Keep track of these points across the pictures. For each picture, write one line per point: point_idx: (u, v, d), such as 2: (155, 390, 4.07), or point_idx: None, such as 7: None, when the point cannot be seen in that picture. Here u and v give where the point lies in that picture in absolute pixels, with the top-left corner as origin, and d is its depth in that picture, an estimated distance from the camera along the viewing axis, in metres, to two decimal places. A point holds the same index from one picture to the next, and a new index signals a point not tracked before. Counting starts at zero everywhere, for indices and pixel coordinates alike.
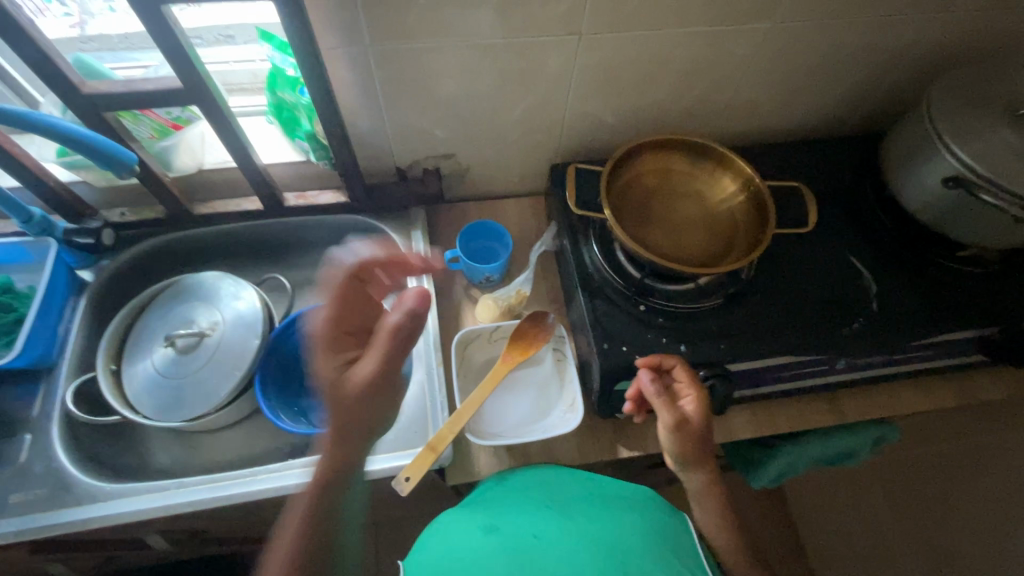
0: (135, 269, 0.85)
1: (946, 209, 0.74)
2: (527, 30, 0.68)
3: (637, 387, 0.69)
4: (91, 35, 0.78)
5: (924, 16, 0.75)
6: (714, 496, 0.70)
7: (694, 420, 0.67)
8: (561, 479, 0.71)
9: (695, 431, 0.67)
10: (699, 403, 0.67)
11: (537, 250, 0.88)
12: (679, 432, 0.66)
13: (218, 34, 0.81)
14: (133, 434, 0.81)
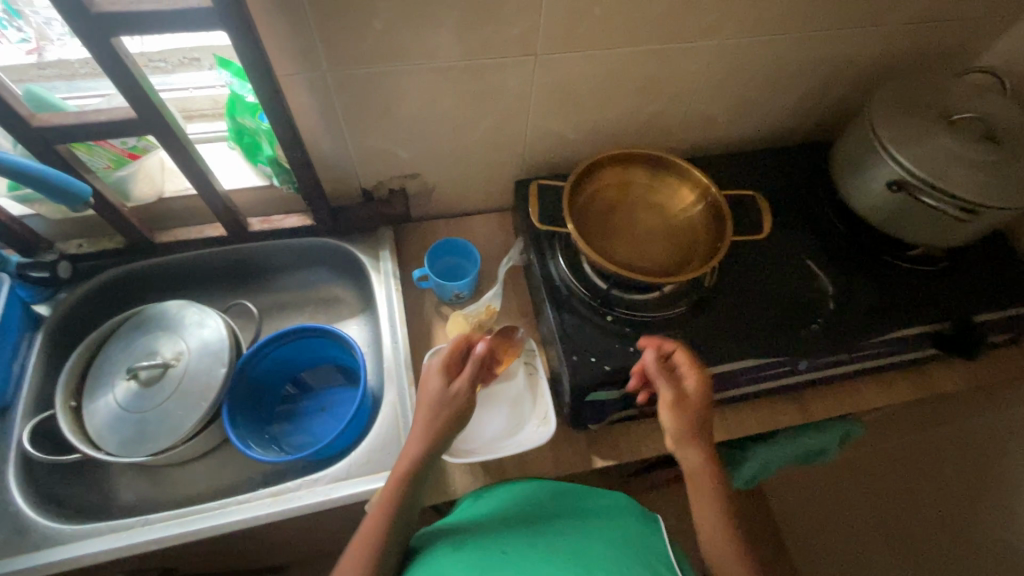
0: (94, 301, 0.83)
1: (891, 211, 0.78)
2: (485, 53, 0.70)
3: (640, 366, 0.70)
4: (48, 61, 0.76)
5: (861, 30, 0.80)
6: (711, 490, 0.64)
7: (693, 397, 0.66)
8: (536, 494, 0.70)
9: (694, 409, 0.65)
10: (700, 382, 0.66)
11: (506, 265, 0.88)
12: (678, 407, 0.66)
13: (183, 56, 0.81)
14: (96, 472, 0.79)
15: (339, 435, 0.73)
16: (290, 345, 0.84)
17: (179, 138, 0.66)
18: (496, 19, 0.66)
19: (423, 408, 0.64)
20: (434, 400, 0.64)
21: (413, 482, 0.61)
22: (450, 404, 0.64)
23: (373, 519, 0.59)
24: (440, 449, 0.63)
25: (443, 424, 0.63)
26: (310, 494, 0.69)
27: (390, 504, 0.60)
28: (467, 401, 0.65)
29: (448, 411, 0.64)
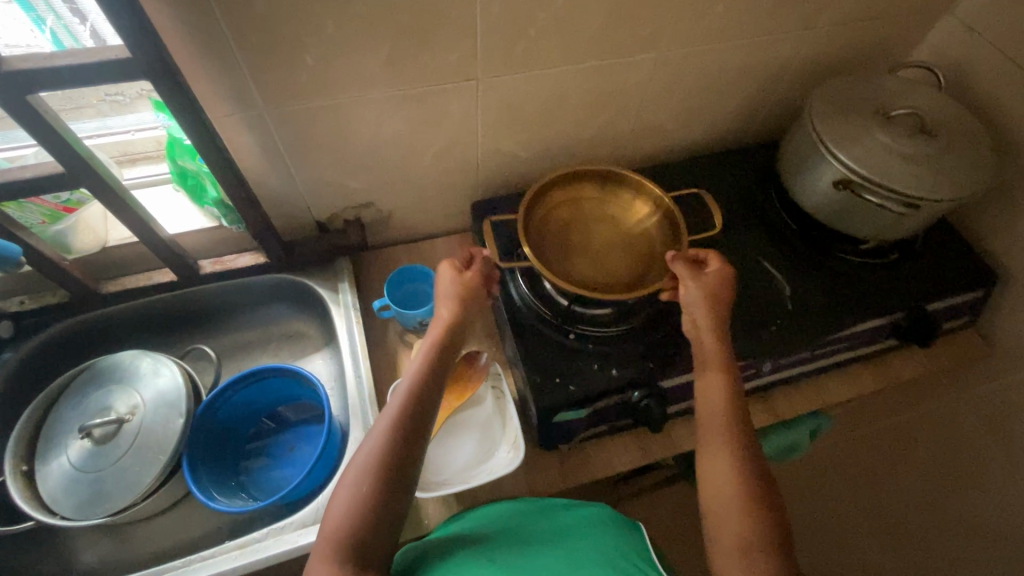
0: (42, 358, 0.80)
1: (838, 209, 0.79)
2: (424, 80, 0.70)
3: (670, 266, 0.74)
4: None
5: (795, 34, 0.82)
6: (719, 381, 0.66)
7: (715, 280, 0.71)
8: (515, 516, 0.68)
9: (718, 290, 0.70)
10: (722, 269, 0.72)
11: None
12: (703, 285, 0.70)
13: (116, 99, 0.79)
14: (55, 538, 0.75)
15: (304, 478, 0.71)
16: (251, 388, 0.81)
17: (113, 187, 0.64)
18: (431, 47, 0.66)
19: (440, 299, 0.71)
20: (450, 289, 0.71)
21: (441, 355, 0.67)
22: (462, 292, 0.71)
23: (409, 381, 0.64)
24: (460, 328, 0.69)
25: (459, 310, 0.70)
26: (277, 543, 0.67)
27: (422, 371, 0.65)
28: (478, 289, 0.72)
29: (461, 296, 0.70)
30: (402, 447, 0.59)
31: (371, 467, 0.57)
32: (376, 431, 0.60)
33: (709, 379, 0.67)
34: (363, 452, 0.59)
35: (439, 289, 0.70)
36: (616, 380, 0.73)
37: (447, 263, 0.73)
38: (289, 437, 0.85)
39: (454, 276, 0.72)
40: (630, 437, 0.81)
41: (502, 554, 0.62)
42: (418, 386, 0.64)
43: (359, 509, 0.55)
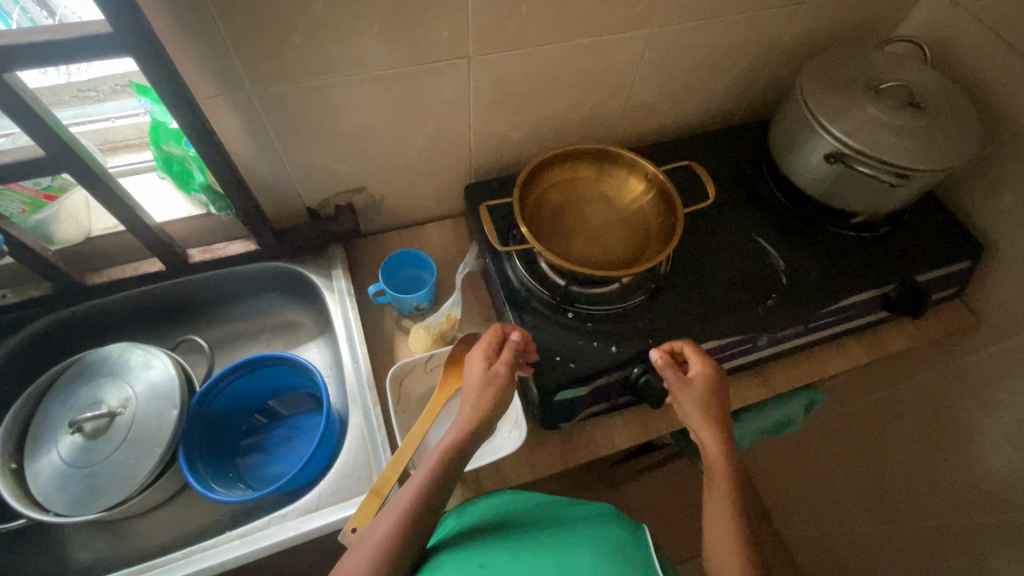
0: (28, 353, 0.78)
1: (830, 184, 0.80)
2: (414, 59, 0.68)
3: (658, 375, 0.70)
4: None
5: (785, 10, 0.82)
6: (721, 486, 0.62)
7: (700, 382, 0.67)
8: (518, 508, 0.65)
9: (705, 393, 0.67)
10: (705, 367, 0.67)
11: (462, 273, 0.87)
12: (690, 395, 0.67)
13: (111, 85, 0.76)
14: (49, 537, 0.73)
15: (306, 465, 0.70)
16: (245, 378, 0.80)
17: (95, 171, 0.62)
18: (420, 23, 0.64)
19: (468, 388, 0.65)
20: (482, 376, 0.66)
21: (458, 454, 0.61)
22: (494, 383, 0.65)
23: (422, 476, 0.58)
24: (483, 426, 0.63)
25: (485, 401, 0.64)
26: (279, 530, 0.66)
27: (436, 467, 0.59)
28: (510, 382, 0.66)
29: (492, 389, 0.65)
30: (402, 554, 0.53)
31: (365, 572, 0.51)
32: (376, 530, 0.54)
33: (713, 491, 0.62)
34: (360, 552, 0.53)
35: (470, 379, 0.65)
36: (616, 358, 0.73)
37: (481, 344, 0.68)
38: (287, 427, 0.85)
39: (489, 364, 0.66)
40: (630, 416, 0.81)
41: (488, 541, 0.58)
42: (429, 483, 0.58)
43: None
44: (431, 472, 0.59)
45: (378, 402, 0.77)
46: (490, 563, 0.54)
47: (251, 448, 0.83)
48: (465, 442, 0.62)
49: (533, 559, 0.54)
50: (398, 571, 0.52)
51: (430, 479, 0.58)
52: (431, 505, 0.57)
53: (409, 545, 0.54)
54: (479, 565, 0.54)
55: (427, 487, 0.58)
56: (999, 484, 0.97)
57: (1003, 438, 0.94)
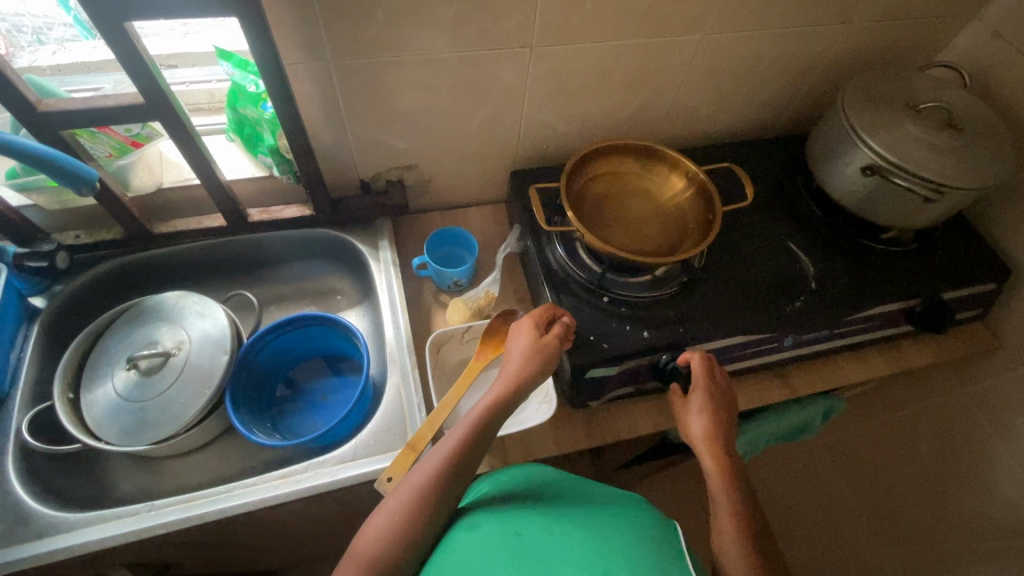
0: (93, 292, 0.83)
1: (865, 196, 0.83)
2: (481, 45, 0.73)
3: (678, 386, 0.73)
4: (19, 65, 0.78)
5: (832, 27, 0.85)
6: (729, 499, 0.60)
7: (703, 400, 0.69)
8: (557, 482, 0.64)
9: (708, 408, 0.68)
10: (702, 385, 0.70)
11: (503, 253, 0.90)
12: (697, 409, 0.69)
13: (161, 63, 0.84)
14: (96, 465, 0.78)
15: (344, 418, 0.74)
16: (290, 334, 0.85)
17: (185, 124, 0.67)
18: (493, 12, 0.69)
19: (512, 356, 0.68)
20: (523, 349, 0.68)
21: (496, 413, 0.64)
22: (537, 354, 0.68)
23: (459, 435, 0.62)
24: (523, 390, 0.66)
25: (525, 371, 0.66)
26: (317, 475, 0.70)
27: (474, 425, 0.62)
28: (554, 354, 0.69)
29: (535, 358, 0.67)
30: (437, 503, 0.57)
31: (402, 520, 0.55)
32: (414, 483, 0.57)
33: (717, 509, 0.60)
34: (402, 493, 0.57)
35: (515, 347, 0.68)
36: (647, 342, 0.76)
37: (529, 318, 0.72)
38: (324, 384, 0.88)
39: (536, 338, 0.69)
40: (653, 403, 0.84)
41: (525, 508, 0.58)
42: (466, 438, 0.61)
43: (389, 549, 0.54)
44: (469, 429, 0.62)
45: (416, 366, 0.81)
46: (526, 532, 0.54)
47: (288, 400, 0.87)
48: (504, 405, 0.64)
49: (567, 528, 0.54)
50: (436, 512, 0.57)
51: (466, 435, 0.62)
52: (466, 461, 0.60)
53: (441, 491, 0.58)
54: (515, 533, 0.54)
55: (462, 442, 0.61)
56: (1009, 509, 0.98)
57: (1019, 464, 0.95)
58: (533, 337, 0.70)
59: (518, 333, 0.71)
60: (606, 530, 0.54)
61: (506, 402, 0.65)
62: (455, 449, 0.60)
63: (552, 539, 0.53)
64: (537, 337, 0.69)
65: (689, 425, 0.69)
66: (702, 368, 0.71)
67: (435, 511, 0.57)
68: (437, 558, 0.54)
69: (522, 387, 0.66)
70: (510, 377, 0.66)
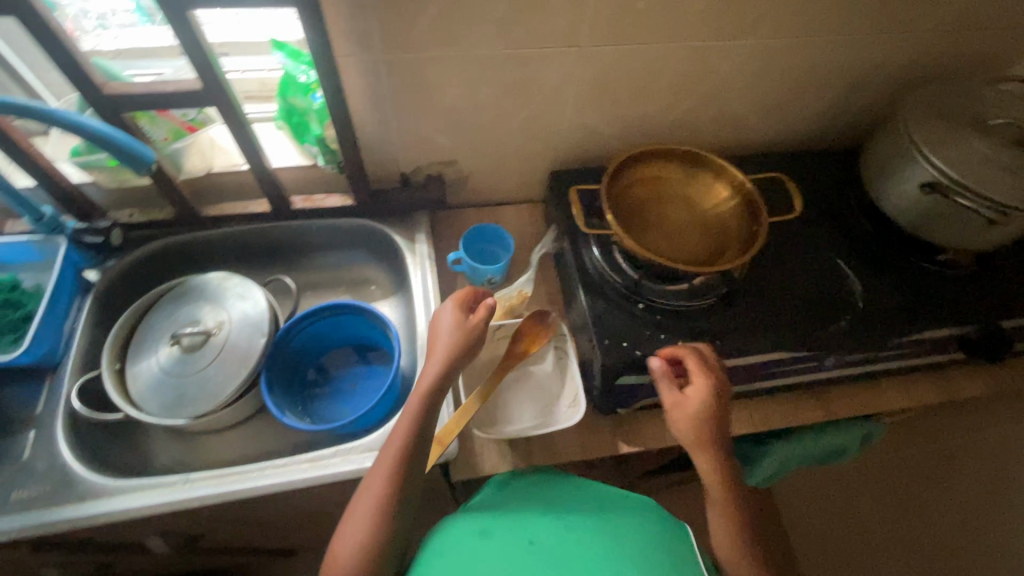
0: (142, 268, 0.86)
1: (923, 213, 0.78)
2: (530, 43, 0.72)
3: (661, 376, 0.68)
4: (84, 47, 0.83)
5: (897, 36, 0.81)
6: (727, 505, 0.65)
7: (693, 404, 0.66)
8: (544, 487, 0.70)
9: (703, 413, 0.66)
10: (699, 387, 0.66)
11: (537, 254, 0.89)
12: (685, 414, 0.66)
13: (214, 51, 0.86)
14: (136, 434, 0.81)
15: (373, 407, 0.75)
16: (325, 320, 0.86)
17: (237, 111, 0.69)
18: (543, 10, 0.68)
19: (438, 339, 0.69)
20: (449, 329, 0.69)
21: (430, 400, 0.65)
22: (461, 334, 0.68)
23: (399, 432, 0.63)
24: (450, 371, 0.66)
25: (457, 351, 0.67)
26: (344, 461, 0.71)
27: (408, 420, 0.64)
28: (479, 333, 0.69)
29: (458, 340, 0.68)
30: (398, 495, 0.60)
31: (371, 517, 0.58)
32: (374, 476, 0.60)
33: (716, 513, 0.66)
34: (360, 504, 0.59)
35: (437, 331, 0.69)
36: None
37: (452, 300, 0.72)
38: (353, 372, 0.90)
39: (458, 319, 0.69)
40: None
41: (524, 514, 0.64)
42: (402, 437, 0.62)
43: (367, 546, 0.57)
44: (404, 424, 0.63)
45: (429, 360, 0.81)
46: (537, 538, 0.59)
47: (318, 385, 0.88)
48: (432, 388, 0.65)
49: (575, 531, 0.60)
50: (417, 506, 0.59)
51: (402, 431, 0.63)
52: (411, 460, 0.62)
53: (402, 478, 0.61)
54: (526, 541, 0.59)
55: (398, 441, 0.62)
56: None
57: None
58: (456, 319, 0.70)
59: (440, 314, 0.71)
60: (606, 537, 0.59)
61: (432, 385, 0.65)
62: (393, 452, 0.61)
63: (564, 547, 0.58)
64: (459, 318, 0.70)
65: (678, 428, 0.67)
66: (692, 368, 0.68)
67: (404, 495, 0.60)
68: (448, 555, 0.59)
69: (448, 368, 0.66)
70: (433, 360, 0.67)
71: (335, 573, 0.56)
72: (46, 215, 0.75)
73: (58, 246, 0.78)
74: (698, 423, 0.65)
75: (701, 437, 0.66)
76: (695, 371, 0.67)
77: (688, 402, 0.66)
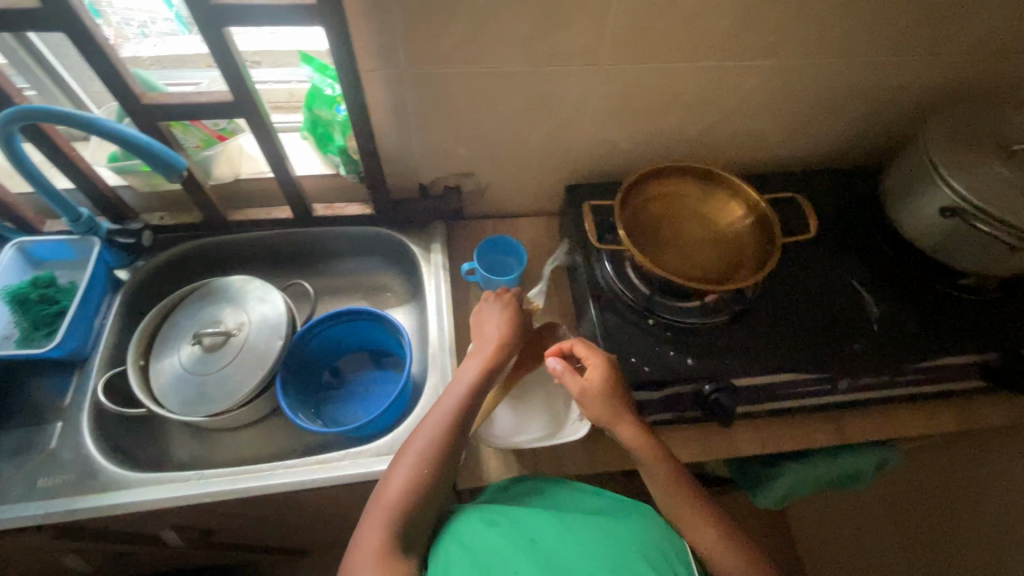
0: (170, 269, 0.89)
1: (943, 238, 0.77)
2: (549, 60, 0.74)
3: (559, 373, 0.70)
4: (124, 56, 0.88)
5: (921, 58, 0.81)
6: (661, 467, 0.67)
7: (600, 387, 0.68)
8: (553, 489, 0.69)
9: (608, 393, 0.68)
10: (602, 368, 0.69)
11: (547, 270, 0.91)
12: (592, 399, 0.67)
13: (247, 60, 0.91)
14: (157, 429, 0.84)
15: (383, 413, 0.77)
16: (340, 325, 0.88)
17: (265, 122, 0.72)
18: (562, 29, 0.70)
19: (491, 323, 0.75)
20: (508, 314, 0.76)
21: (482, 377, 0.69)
22: (510, 320, 0.75)
23: (450, 402, 0.67)
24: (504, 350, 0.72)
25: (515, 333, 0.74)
26: (353, 464, 0.73)
27: (463, 391, 0.68)
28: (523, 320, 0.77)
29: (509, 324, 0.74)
30: (448, 457, 0.64)
31: (417, 476, 0.62)
32: (419, 446, 0.63)
33: (652, 478, 0.67)
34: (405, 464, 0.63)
35: (485, 318, 0.76)
36: (690, 369, 0.74)
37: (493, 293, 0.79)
38: (365, 377, 0.91)
39: (506, 307, 0.77)
40: (692, 432, 0.82)
41: (531, 512, 0.63)
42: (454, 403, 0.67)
43: (405, 508, 0.60)
44: (455, 392, 0.68)
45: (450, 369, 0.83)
46: (540, 538, 0.59)
47: (332, 387, 0.90)
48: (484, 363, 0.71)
49: (582, 536, 0.59)
50: (432, 488, 0.62)
51: (453, 398, 0.68)
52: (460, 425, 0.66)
53: (437, 457, 0.63)
54: (530, 539, 0.59)
55: (447, 407, 0.67)
56: None
57: None
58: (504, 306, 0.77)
59: (485, 302, 0.78)
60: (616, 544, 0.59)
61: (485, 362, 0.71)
62: (441, 418, 0.66)
63: (568, 551, 0.57)
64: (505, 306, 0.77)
65: (588, 411, 0.68)
66: (580, 353, 0.71)
67: (417, 494, 0.61)
68: (446, 546, 0.60)
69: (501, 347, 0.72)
70: (484, 342, 0.73)
71: (369, 529, 0.59)
72: (83, 217, 0.78)
73: (91, 246, 0.82)
74: (604, 399, 0.67)
75: (613, 411, 0.68)
76: (591, 359, 0.70)
77: (593, 385, 0.68)
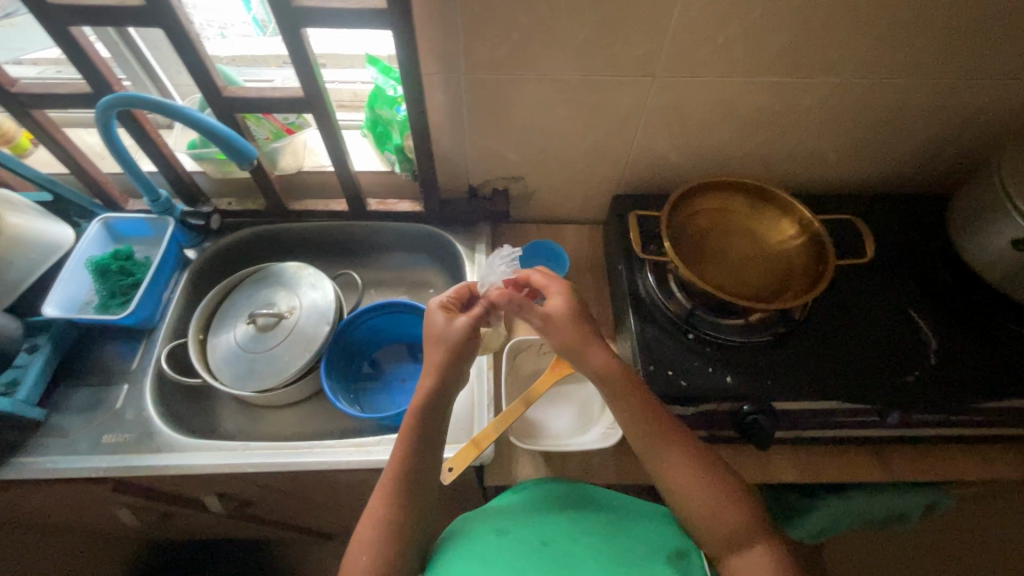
0: (233, 251, 0.96)
1: (1015, 271, 0.72)
2: (605, 70, 0.75)
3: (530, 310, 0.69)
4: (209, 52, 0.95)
5: (999, 82, 0.77)
6: (636, 397, 0.65)
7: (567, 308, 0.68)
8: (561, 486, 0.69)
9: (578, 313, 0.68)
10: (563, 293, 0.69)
11: (498, 275, 0.77)
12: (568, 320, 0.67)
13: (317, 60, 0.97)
14: (209, 400, 0.89)
15: None
16: (384, 316, 0.92)
17: (331, 118, 0.76)
18: (619, 39, 0.71)
19: (429, 343, 0.68)
20: (435, 332, 0.68)
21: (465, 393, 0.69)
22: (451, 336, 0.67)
23: (399, 443, 0.64)
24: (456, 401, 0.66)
25: (449, 354, 0.66)
26: (388, 450, 0.75)
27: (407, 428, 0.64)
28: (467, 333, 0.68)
29: (451, 342, 0.67)
30: (410, 495, 0.62)
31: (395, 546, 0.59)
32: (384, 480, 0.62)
33: (628, 409, 0.64)
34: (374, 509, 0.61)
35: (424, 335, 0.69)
36: (728, 388, 0.73)
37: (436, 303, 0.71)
38: (404, 369, 0.94)
39: (445, 320, 0.69)
40: (726, 452, 0.79)
41: (543, 514, 0.65)
42: (401, 453, 0.63)
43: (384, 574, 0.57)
44: (404, 434, 0.64)
45: (490, 364, 0.84)
46: (552, 542, 0.61)
47: (372, 376, 0.93)
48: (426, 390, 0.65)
49: (593, 543, 0.61)
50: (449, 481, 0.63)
51: (403, 446, 0.64)
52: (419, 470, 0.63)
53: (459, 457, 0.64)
54: (542, 543, 0.61)
55: (398, 456, 0.63)
56: None
57: None
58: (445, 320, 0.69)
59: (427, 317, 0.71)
60: (614, 545, 0.61)
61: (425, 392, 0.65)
62: (395, 464, 0.63)
63: (578, 559, 0.59)
64: (438, 323, 0.69)
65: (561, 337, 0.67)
66: (539, 281, 0.71)
67: None
68: (460, 549, 0.62)
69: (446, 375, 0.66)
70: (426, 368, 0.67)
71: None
72: (162, 199, 0.85)
73: (166, 225, 0.89)
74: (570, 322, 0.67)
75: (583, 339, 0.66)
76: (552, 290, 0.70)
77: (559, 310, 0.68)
